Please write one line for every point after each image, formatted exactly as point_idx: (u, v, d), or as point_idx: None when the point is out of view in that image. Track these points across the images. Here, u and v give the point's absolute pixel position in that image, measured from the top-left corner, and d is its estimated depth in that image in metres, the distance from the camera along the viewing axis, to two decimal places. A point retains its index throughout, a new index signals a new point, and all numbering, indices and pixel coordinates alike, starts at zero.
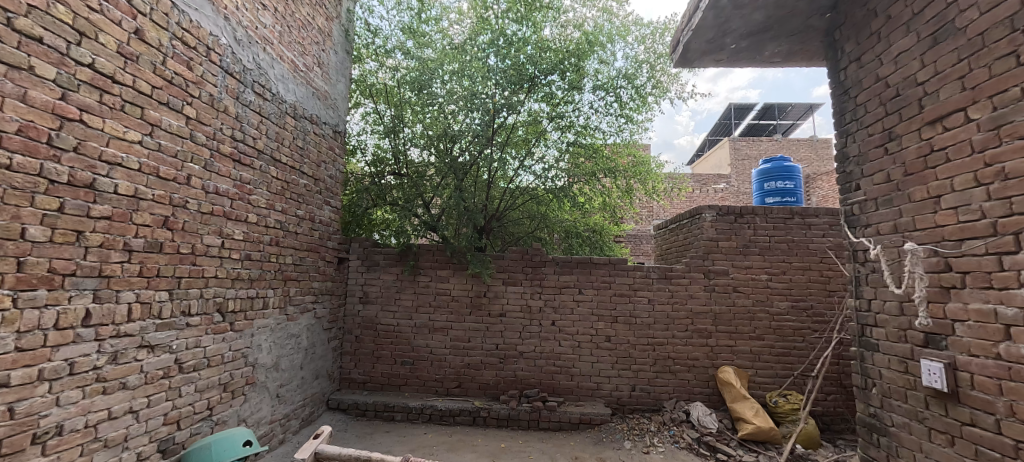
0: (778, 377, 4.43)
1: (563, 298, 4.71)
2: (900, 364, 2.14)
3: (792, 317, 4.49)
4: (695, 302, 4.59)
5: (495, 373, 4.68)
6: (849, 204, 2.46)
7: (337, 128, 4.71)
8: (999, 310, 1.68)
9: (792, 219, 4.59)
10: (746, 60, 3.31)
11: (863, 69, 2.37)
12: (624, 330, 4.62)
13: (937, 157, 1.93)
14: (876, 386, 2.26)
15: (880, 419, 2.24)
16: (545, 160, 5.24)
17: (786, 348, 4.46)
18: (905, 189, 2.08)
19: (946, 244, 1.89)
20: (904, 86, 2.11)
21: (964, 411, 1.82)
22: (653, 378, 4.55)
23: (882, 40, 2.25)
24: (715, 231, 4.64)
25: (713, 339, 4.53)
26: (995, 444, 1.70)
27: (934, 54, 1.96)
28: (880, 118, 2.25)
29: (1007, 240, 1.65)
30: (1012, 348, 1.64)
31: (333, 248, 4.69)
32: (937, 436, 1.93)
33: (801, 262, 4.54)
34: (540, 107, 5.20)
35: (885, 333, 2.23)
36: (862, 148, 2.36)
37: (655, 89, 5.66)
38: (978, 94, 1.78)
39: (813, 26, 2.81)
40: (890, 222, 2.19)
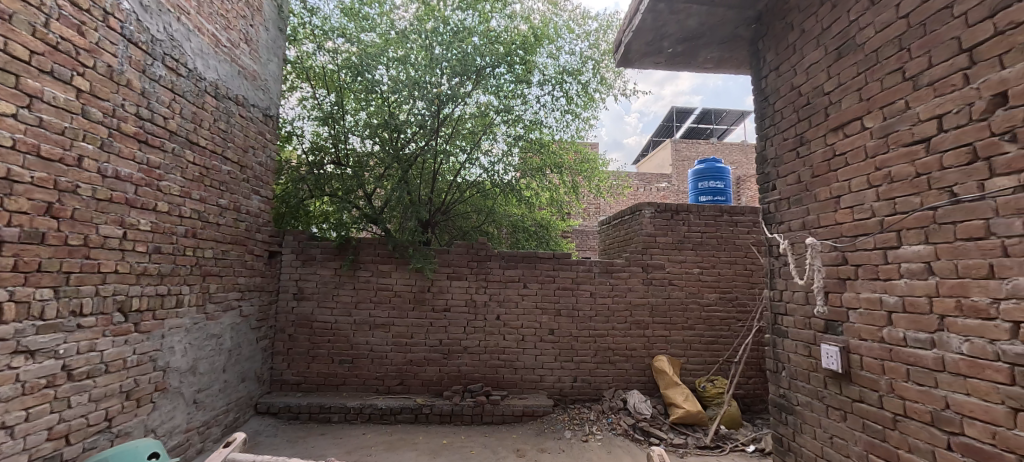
0: (706, 364, 4.74)
1: (507, 292, 4.73)
2: (805, 348, 2.35)
3: (720, 307, 4.82)
4: (634, 294, 4.79)
5: (438, 369, 4.60)
6: (767, 203, 2.66)
7: (269, 112, 4.35)
8: (884, 298, 1.88)
9: (721, 217, 4.93)
10: (683, 64, 3.48)
11: (781, 77, 2.56)
12: (567, 323, 4.72)
13: (839, 161, 2.12)
14: (786, 370, 2.48)
15: (787, 400, 2.46)
16: (493, 153, 5.24)
17: (714, 337, 4.78)
18: (812, 190, 2.28)
19: (843, 239, 2.09)
20: (814, 95, 2.30)
21: (854, 389, 2.03)
22: (594, 368, 4.69)
23: (796, 52, 2.44)
24: (653, 227, 4.86)
25: (650, 330, 4.76)
26: (878, 417, 1.90)
27: (838, 66, 2.15)
28: (793, 124, 2.44)
29: (891, 236, 1.85)
30: (892, 332, 1.84)
31: (262, 242, 4.34)
32: (833, 413, 2.14)
33: (728, 256, 4.88)
34: (489, 99, 5.14)
35: (793, 321, 2.44)
36: (778, 151, 2.56)
37: (600, 86, 5.83)
38: (871, 104, 1.96)
39: (740, 35, 3.00)
40: (799, 220, 2.39)
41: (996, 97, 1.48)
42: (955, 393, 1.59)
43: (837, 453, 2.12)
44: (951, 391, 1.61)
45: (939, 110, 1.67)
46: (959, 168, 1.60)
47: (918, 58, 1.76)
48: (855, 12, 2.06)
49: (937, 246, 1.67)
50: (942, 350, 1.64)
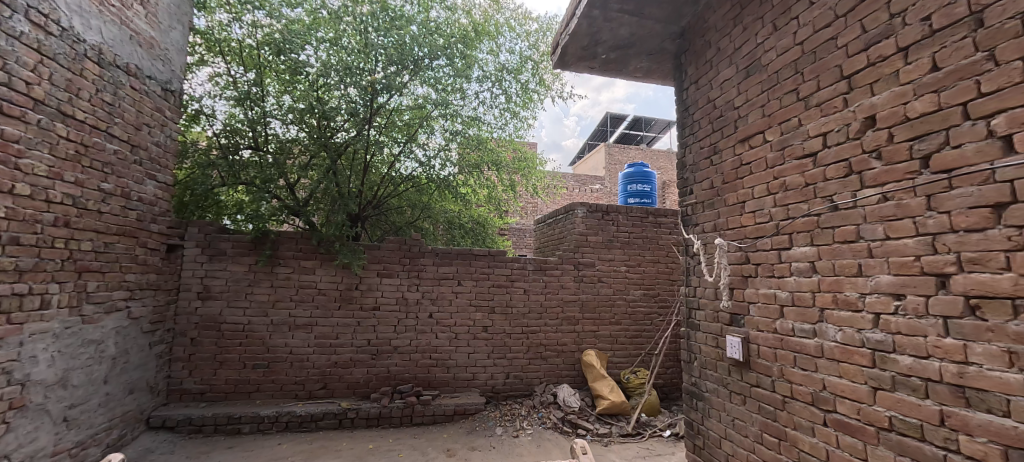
0: (630, 356, 5.02)
1: (441, 289, 4.63)
2: (713, 339, 2.57)
3: (643, 303, 5.14)
4: (565, 291, 4.93)
5: (366, 371, 4.38)
6: (685, 205, 2.86)
7: (170, 86, 3.83)
8: (777, 294, 2.11)
9: (646, 219, 5.25)
10: (615, 71, 3.63)
11: (699, 90, 2.76)
12: (501, 320, 4.75)
13: (745, 170, 2.34)
14: (697, 359, 2.70)
15: (698, 387, 2.68)
16: (430, 147, 5.09)
17: (638, 331, 5.08)
18: (723, 195, 2.50)
19: (747, 240, 2.31)
20: (726, 108, 2.51)
21: (752, 375, 2.26)
22: (526, 364, 4.76)
23: (712, 67, 2.65)
24: (585, 226, 5.05)
25: (580, 325, 4.94)
26: (770, 399, 2.13)
27: (746, 84, 2.36)
28: (708, 134, 2.65)
29: (784, 238, 2.07)
30: (783, 324, 2.07)
31: (159, 234, 3.82)
32: (735, 397, 2.36)
33: (652, 256, 5.21)
34: (427, 91, 4.98)
35: (705, 315, 2.66)
36: (696, 158, 2.76)
37: (538, 86, 5.94)
38: (772, 120, 2.18)
39: (666, 48, 3.20)
40: (712, 222, 2.60)
41: (867, 120, 1.70)
42: (831, 376, 1.82)
43: (737, 433, 2.34)
44: (828, 374, 1.84)
45: (824, 128, 1.88)
46: (838, 179, 1.82)
47: (809, 81, 1.97)
48: (761, 36, 2.27)
49: (819, 247, 1.89)
50: (821, 339, 1.87)
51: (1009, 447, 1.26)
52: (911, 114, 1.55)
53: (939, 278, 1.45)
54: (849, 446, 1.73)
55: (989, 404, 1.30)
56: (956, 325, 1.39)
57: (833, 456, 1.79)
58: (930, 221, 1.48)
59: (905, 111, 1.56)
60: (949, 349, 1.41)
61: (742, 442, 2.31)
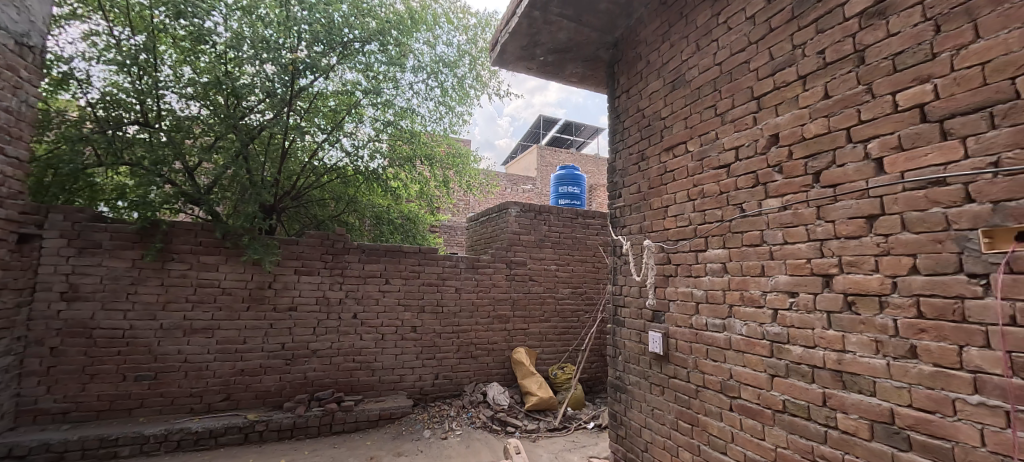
0: (558, 352, 5.18)
1: (367, 288, 4.38)
2: (637, 335, 2.73)
3: (571, 300, 5.33)
4: (497, 290, 4.94)
5: (278, 378, 3.98)
6: (614, 208, 3.01)
7: (27, 41, 3.14)
8: (693, 291, 2.30)
9: (576, 219, 5.45)
10: (552, 74, 3.70)
11: (630, 99, 2.92)
12: (431, 319, 4.61)
13: (668, 177, 2.52)
14: (622, 354, 2.85)
15: (622, 381, 2.83)
16: (358, 137, 4.79)
17: (565, 328, 5.26)
18: (648, 200, 2.67)
19: (668, 242, 2.49)
20: (653, 119, 2.68)
21: (670, 367, 2.43)
22: (456, 364, 4.69)
23: (642, 79, 2.81)
24: (517, 225, 5.11)
25: (510, 323, 4.98)
26: (685, 389, 2.31)
27: (672, 97, 2.54)
28: (637, 141, 2.81)
29: (700, 241, 2.26)
30: (698, 319, 2.26)
31: (7, 220, 3.11)
32: (655, 388, 2.53)
33: (580, 255, 5.43)
34: (356, 77, 4.70)
35: (629, 312, 2.81)
36: (625, 164, 2.92)
37: (475, 82, 5.89)
38: (693, 132, 2.36)
39: (600, 56, 3.33)
40: (637, 225, 2.77)
41: (772, 138, 1.91)
42: (736, 366, 2.02)
43: (656, 422, 2.51)
44: (734, 364, 2.04)
45: (737, 143, 2.08)
46: (747, 189, 2.02)
47: (725, 99, 2.16)
48: (686, 53, 2.45)
49: (730, 250, 2.09)
50: (730, 333, 2.07)
51: (874, 422, 1.48)
52: (807, 135, 1.76)
53: (824, 278, 1.67)
54: (750, 428, 1.93)
55: (860, 386, 1.52)
56: (837, 318, 1.62)
57: (737, 438, 1.99)
58: (819, 228, 1.69)
59: (802, 132, 1.78)
60: (831, 339, 1.63)
61: (659, 429, 2.48)
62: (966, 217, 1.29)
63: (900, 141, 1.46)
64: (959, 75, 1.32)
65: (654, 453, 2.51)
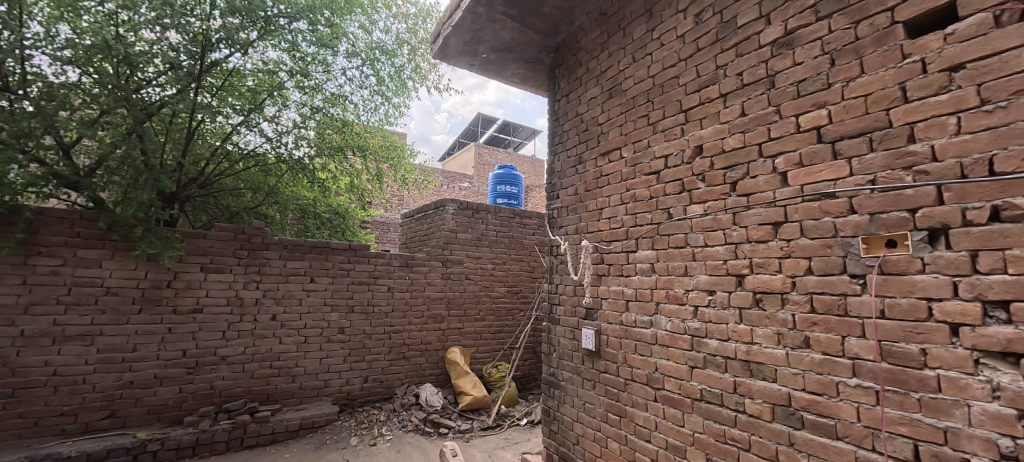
0: (492, 351, 5.20)
1: (288, 287, 4.03)
2: (571, 332, 2.82)
3: (506, 299, 5.37)
4: (432, 289, 4.83)
5: (178, 389, 3.52)
6: (552, 209, 3.08)
7: None
8: (624, 290, 2.43)
9: (513, 219, 5.51)
10: (494, 73, 3.70)
11: (569, 104, 3.01)
12: (360, 320, 4.38)
13: (604, 181, 2.63)
14: (556, 351, 2.93)
15: (555, 377, 2.90)
16: (281, 122, 4.40)
17: (500, 326, 5.29)
18: (584, 202, 2.77)
19: (603, 243, 2.60)
20: (590, 124, 2.79)
21: (601, 362, 2.55)
22: (386, 366, 4.50)
23: (582, 85, 2.91)
24: (455, 223, 5.03)
25: (445, 323, 4.89)
26: (615, 383, 2.44)
27: (609, 104, 2.66)
28: (574, 145, 2.91)
29: (631, 243, 2.40)
30: (628, 316, 2.39)
31: None
32: (587, 383, 2.63)
33: (516, 254, 5.49)
34: (280, 56, 4.33)
35: (564, 310, 2.90)
36: (563, 166, 3.00)
37: (413, 73, 5.70)
38: (627, 140, 2.49)
39: (542, 59, 3.38)
40: (574, 226, 2.86)
41: (697, 148, 2.08)
42: (661, 359, 2.17)
43: (587, 415, 2.61)
44: (659, 357, 2.18)
45: (666, 151, 2.23)
46: (674, 195, 2.18)
47: (657, 110, 2.31)
48: (623, 64, 2.58)
49: (658, 251, 2.24)
50: (655, 328, 2.22)
51: (775, 405, 1.67)
52: (726, 148, 1.94)
53: (738, 277, 1.85)
54: (672, 416, 2.08)
55: (764, 373, 1.71)
56: (747, 314, 1.80)
57: (660, 426, 2.14)
58: (734, 232, 1.88)
59: (722, 145, 1.95)
60: (741, 333, 1.81)
61: (590, 422, 2.59)
62: (849, 225, 1.50)
63: (801, 157, 1.66)
64: (847, 103, 1.53)
65: (584, 446, 2.61)
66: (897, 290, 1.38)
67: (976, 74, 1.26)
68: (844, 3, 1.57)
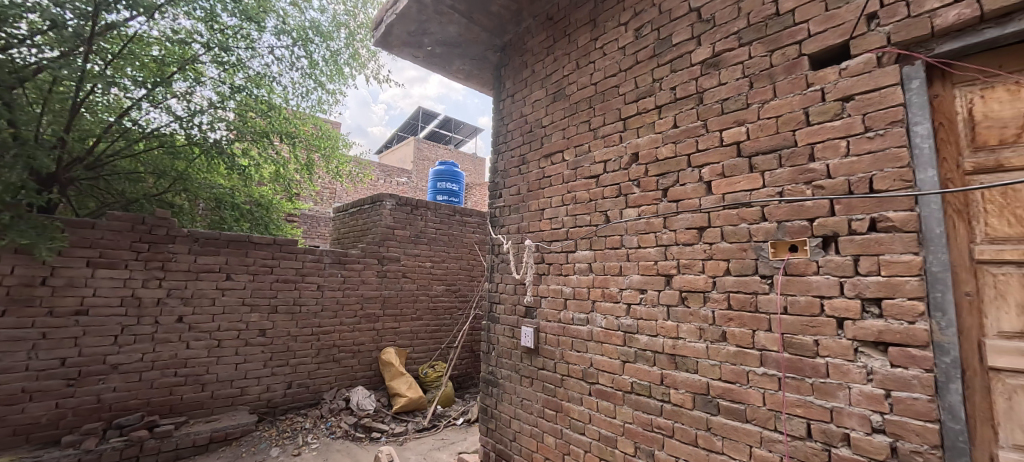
0: (429, 351, 5.09)
1: (199, 285, 3.62)
2: (510, 330, 2.85)
3: (445, 298, 5.29)
4: (366, 287, 4.61)
5: (54, 405, 2.99)
6: (494, 208, 3.10)
7: None
8: (563, 288, 2.51)
9: (453, 216, 5.44)
10: (438, 67, 3.62)
11: (514, 104, 3.04)
12: (284, 321, 4.05)
13: (546, 182, 2.69)
14: (495, 350, 2.94)
15: (494, 375, 2.92)
16: (193, 100, 3.95)
17: (438, 325, 5.20)
18: (526, 202, 2.82)
19: (544, 242, 2.66)
20: (534, 126, 2.84)
21: (539, 359, 2.61)
22: (313, 370, 4.21)
23: (527, 87, 2.95)
24: (392, 219, 4.85)
25: (380, 323, 4.70)
26: (552, 379, 2.50)
27: (552, 108, 2.72)
28: (518, 146, 2.94)
29: (571, 243, 2.48)
30: (565, 314, 2.47)
31: None
32: (525, 380, 2.68)
33: (456, 252, 5.43)
34: (194, 26, 3.89)
35: (504, 308, 2.92)
36: (506, 166, 3.03)
37: (351, 60, 5.40)
38: (569, 143, 2.57)
39: (488, 58, 3.37)
40: (515, 225, 2.90)
41: (633, 155, 2.20)
42: (596, 355, 2.27)
43: (524, 411, 2.66)
44: (594, 353, 2.28)
45: (606, 156, 2.34)
46: (612, 198, 2.29)
47: (598, 116, 2.41)
48: (567, 69, 2.65)
49: (595, 251, 2.34)
50: (591, 325, 2.32)
51: (696, 394, 1.83)
52: (660, 156, 2.08)
53: (667, 277, 1.99)
54: (605, 409, 2.19)
55: (687, 365, 1.87)
56: (673, 311, 1.95)
57: (594, 419, 2.23)
58: (664, 235, 2.02)
59: (656, 153, 2.09)
60: (668, 328, 1.96)
61: (527, 418, 2.64)
62: (761, 231, 1.68)
63: (723, 169, 1.83)
64: (762, 123, 1.72)
65: (521, 442, 2.65)
66: (797, 289, 1.58)
67: (863, 105, 1.48)
68: (763, 32, 1.75)
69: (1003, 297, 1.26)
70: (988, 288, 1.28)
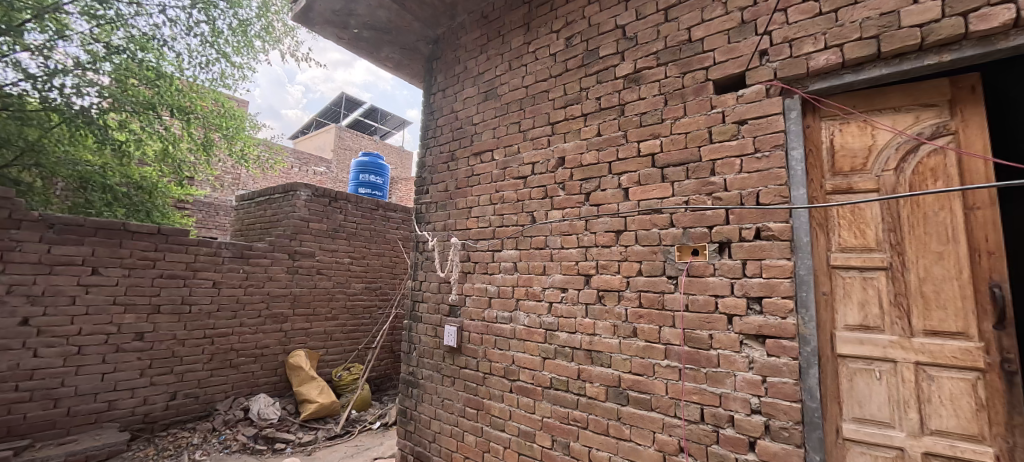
0: (343, 352, 4.78)
1: (54, 280, 3.01)
2: (433, 330, 2.79)
3: (363, 296, 5.02)
4: (273, 285, 4.20)
5: None
6: (420, 204, 3.01)
7: None
8: (489, 287, 2.51)
9: (376, 211, 5.18)
10: (365, 52, 3.42)
11: (445, 99, 2.98)
12: (169, 322, 3.53)
13: (475, 180, 2.68)
14: (416, 350, 2.86)
15: (415, 376, 2.83)
16: (53, 57, 3.29)
17: (355, 325, 4.92)
18: (454, 199, 2.78)
19: (470, 241, 2.65)
20: (465, 123, 2.81)
21: (462, 358, 2.59)
22: (205, 378, 3.73)
23: (458, 83, 2.91)
24: (307, 211, 4.48)
25: (288, 324, 4.31)
26: (474, 377, 2.50)
27: (484, 106, 2.72)
28: (448, 141, 2.89)
29: (497, 242, 2.50)
30: (489, 313, 2.48)
31: None
32: (446, 379, 2.64)
33: (378, 249, 5.18)
34: None
35: (427, 307, 2.85)
36: (435, 161, 2.96)
37: (263, 33, 4.89)
38: (499, 143, 2.59)
39: (420, 49, 3.27)
40: (442, 222, 2.84)
41: (560, 159, 2.28)
42: (518, 353, 2.31)
43: (445, 411, 2.62)
44: (516, 351, 2.32)
45: (534, 159, 2.39)
46: (538, 199, 2.35)
47: (528, 119, 2.46)
48: (499, 69, 2.67)
49: (521, 251, 2.38)
50: (515, 323, 2.36)
51: (608, 386, 1.95)
52: (584, 162, 2.18)
53: (586, 277, 2.10)
54: (525, 405, 2.24)
55: (602, 360, 1.98)
56: (591, 309, 2.05)
57: (514, 415, 2.27)
58: (586, 237, 2.12)
59: (581, 159, 2.19)
60: (586, 326, 2.06)
61: (447, 418, 2.60)
62: (669, 236, 1.85)
63: (639, 177, 1.97)
64: (674, 137, 1.89)
65: (441, 443, 2.60)
66: (696, 289, 1.76)
67: (754, 129, 1.69)
68: (677, 55, 1.92)
69: (848, 296, 1.53)
70: (838, 289, 1.55)
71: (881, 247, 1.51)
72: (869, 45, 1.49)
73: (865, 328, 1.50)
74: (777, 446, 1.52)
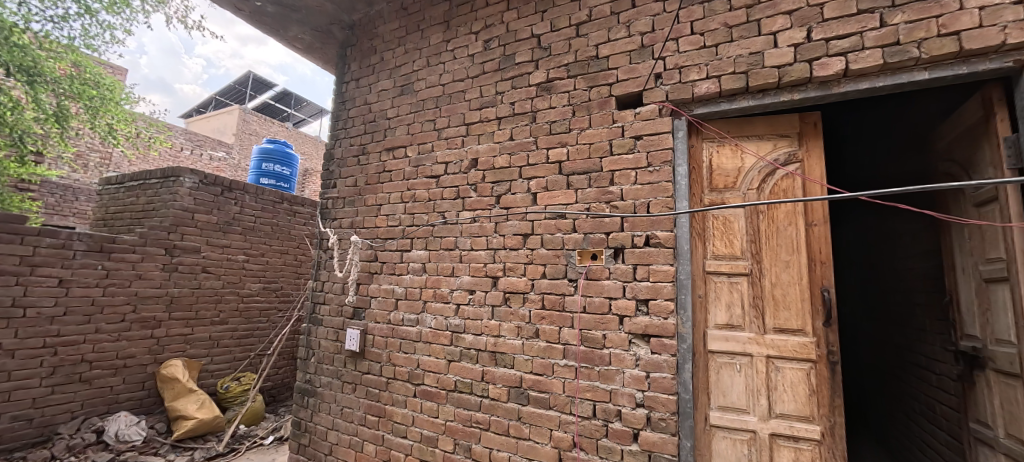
0: (233, 361, 4.28)
1: None
2: (334, 333, 2.61)
3: (260, 297, 4.54)
4: (143, 284, 3.62)
5: None
6: (326, 198, 2.81)
7: None
8: (396, 288, 2.42)
9: (279, 204, 4.73)
10: (270, 29, 3.11)
11: (358, 89, 2.82)
12: None
13: (386, 176, 2.57)
14: (315, 355, 2.65)
15: (312, 384, 2.62)
16: None
17: (247, 330, 4.43)
18: (363, 195, 2.63)
19: (378, 240, 2.53)
20: (379, 116, 2.68)
21: (364, 363, 2.45)
22: (43, 396, 3.09)
23: (373, 73, 2.77)
24: (192, 201, 3.94)
25: (162, 330, 3.74)
26: (376, 382, 2.38)
27: (399, 101, 2.62)
28: (359, 134, 2.74)
29: (406, 242, 2.41)
30: (395, 315, 2.39)
31: None
32: (346, 386, 2.48)
33: (280, 246, 4.73)
34: None
35: (329, 309, 2.66)
36: (344, 154, 2.78)
37: None
38: (413, 140, 2.51)
39: (333, 33, 3.05)
40: (349, 219, 2.68)
41: (472, 161, 2.28)
42: (424, 356, 2.25)
43: (343, 420, 2.46)
44: (422, 354, 2.26)
45: (448, 158, 2.36)
46: (450, 200, 2.32)
47: (443, 118, 2.42)
48: (417, 65, 2.59)
49: (430, 252, 2.33)
50: (421, 326, 2.29)
51: (511, 387, 1.97)
52: (496, 165, 2.20)
53: (493, 278, 2.11)
54: (428, 409, 2.18)
55: (505, 361, 2.00)
56: (497, 310, 2.07)
57: (417, 420, 2.20)
58: (494, 239, 2.14)
59: (493, 162, 2.21)
60: (491, 327, 2.07)
61: (346, 428, 2.44)
62: (571, 241, 1.94)
63: (547, 183, 2.04)
64: (579, 147, 1.98)
65: (338, 454, 2.43)
66: (593, 292, 1.86)
67: (648, 145, 1.84)
68: (586, 69, 2.03)
69: (718, 298, 1.73)
70: (710, 292, 1.75)
71: (744, 255, 1.73)
72: (740, 79, 1.70)
73: (730, 326, 1.70)
74: (656, 435, 1.66)
